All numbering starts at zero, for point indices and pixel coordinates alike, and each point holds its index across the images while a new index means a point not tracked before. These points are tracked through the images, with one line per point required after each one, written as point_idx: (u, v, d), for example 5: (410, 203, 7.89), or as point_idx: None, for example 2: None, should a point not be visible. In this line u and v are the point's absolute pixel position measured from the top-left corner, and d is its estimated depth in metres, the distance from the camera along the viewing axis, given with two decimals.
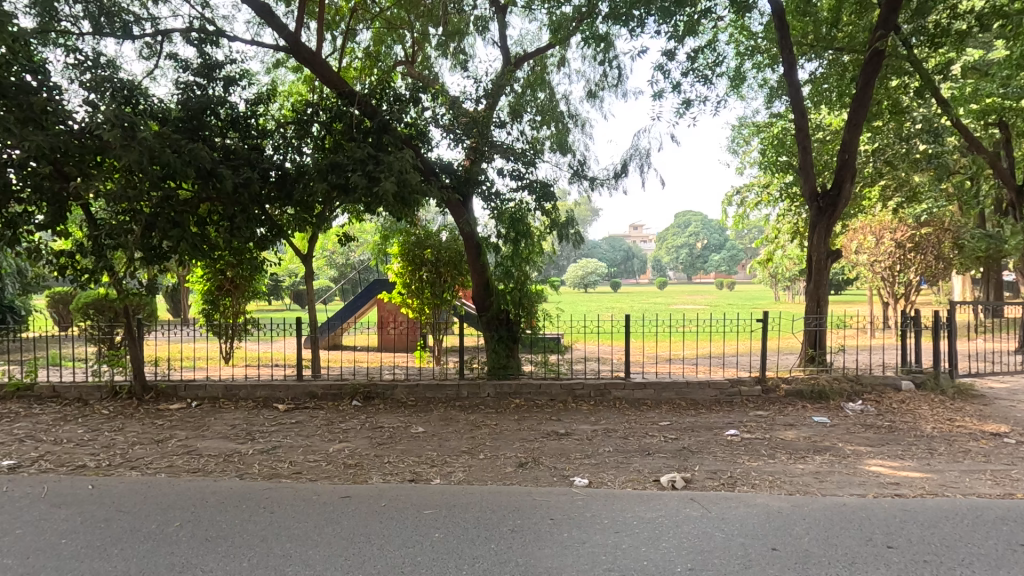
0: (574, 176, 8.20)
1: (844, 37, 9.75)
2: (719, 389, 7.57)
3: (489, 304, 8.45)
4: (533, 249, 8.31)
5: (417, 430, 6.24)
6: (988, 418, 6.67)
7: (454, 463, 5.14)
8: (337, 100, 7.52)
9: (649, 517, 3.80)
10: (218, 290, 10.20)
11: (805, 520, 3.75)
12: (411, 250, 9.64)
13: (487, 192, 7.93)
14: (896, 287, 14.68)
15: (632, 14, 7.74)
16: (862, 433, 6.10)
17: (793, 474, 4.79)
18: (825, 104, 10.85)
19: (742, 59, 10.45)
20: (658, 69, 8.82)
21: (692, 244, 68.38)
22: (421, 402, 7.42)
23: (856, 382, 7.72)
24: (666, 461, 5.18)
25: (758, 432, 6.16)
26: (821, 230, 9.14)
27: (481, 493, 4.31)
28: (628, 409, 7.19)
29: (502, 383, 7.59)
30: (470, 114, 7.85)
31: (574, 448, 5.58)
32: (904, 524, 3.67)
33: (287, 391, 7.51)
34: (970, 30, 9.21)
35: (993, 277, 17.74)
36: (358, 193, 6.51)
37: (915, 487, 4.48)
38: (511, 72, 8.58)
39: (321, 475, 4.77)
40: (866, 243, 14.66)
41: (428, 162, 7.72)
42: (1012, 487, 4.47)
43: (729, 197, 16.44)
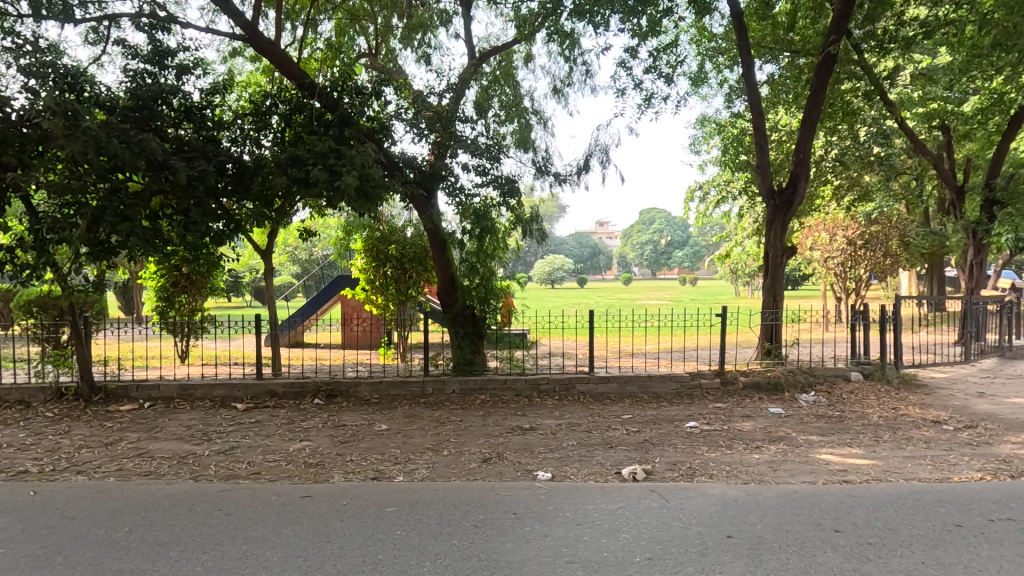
0: (538, 172, 8.23)
1: (800, 40, 10.06)
2: (680, 382, 7.75)
3: (454, 300, 8.39)
4: (497, 245, 8.32)
5: (381, 427, 6.17)
6: (928, 406, 7.05)
7: (418, 460, 5.11)
8: (296, 92, 7.37)
9: (610, 508, 3.87)
10: (173, 287, 9.85)
11: (759, 508, 3.88)
12: (375, 246, 9.51)
13: (451, 187, 7.89)
14: (847, 282, 15.25)
15: (596, 12, 7.77)
16: (814, 423, 6.35)
17: (749, 463, 4.95)
18: (782, 104, 11.17)
19: (704, 59, 10.69)
20: (621, 67, 8.95)
21: (656, 241, 69.67)
22: (385, 399, 7.34)
23: (809, 374, 8.03)
24: (628, 453, 5.28)
25: (717, 423, 6.33)
26: (777, 228, 9.44)
27: (444, 490, 4.30)
28: (591, 403, 7.28)
29: (467, 380, 7.58)
30: (434, 108, 7.79)
31: (538, 443, 5.62)
32: (852, 509, 3.84)
33: (247, 389, 7.32)
34: (915, 39, 9.64)
35: (937, 272, 18.63)
36: (319, 187, 6.37)
37: (862, 473, 4.69)
38: (476, 67, 8.55)
39: (281, 475, 4.67)
40: (820, 240, 15.23)
41: (391, 156, 7.63)
42: (950, 471, 4.73)
43: (690, 193, 16.79)
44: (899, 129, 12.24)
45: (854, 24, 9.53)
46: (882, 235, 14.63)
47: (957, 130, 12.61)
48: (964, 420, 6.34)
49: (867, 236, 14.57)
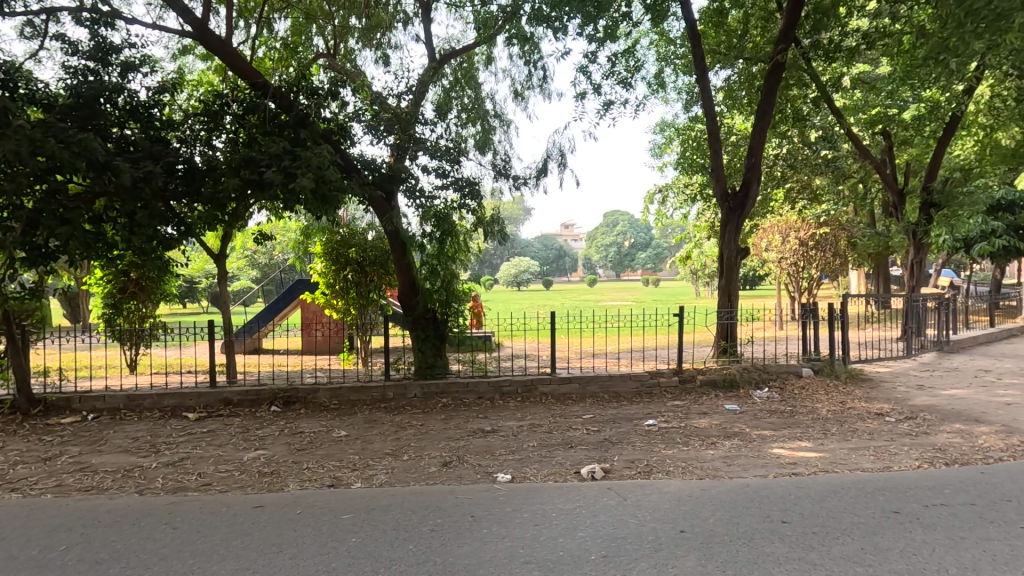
0: (498, 174, 8.25)
1: (753, 48, 10.41)
2: (639, 381, 7.89)
3: (415, 303, 8.27)
4: (458, 247, 8.29)
5: (339, 433, 6.07)
6: (872, 399, 7.38)
7: (376, 465, 5.04)
8: (249, 92, 7.18)
9: (568, 507, 3.92)
10: (121, 293, 9.43)
11: (712, 503, 3.98)
12: (335, 250, 9.36)
13: (411, 189, 7.83)
14: (800, 282, 15.62)
15: (556, 16, 7.85)
16: (767, 418, 6.57)
17: (705, 459, 5.08)
18: (736, 110, 11.48)
19: (662, 64, 10.96)
20: (580, 71, 9.08)
21: (619, 242, 70.80)
22: (344, 405, 7.21)
23: (763, 371, 8.30)
24: (587, 452, 5.34)
25: (674, 421, 6.47)
26: (731, 230, 9.71)
27: (402, 494, 4.26)
28: (554, 403, 7.34)
29: (429, 383, 7.53)
30: (393, 110, 7.72)
31: (499, 444, 5.63)
32: (799, 500, 3.98)
33: (199, 398, 7.08)
34: (857, 49, 10.11)
35: (882, 271, 19.55)
36: (273, 189, 6.22)
37: (810, 466, 4.87)
38: (436, 69, 8.53)
39: (233, 486, 4.53)
40: (774, 241, 15.70)
41: (349, 158, 7.53)
42: (891, 460, 4.96)
43: (650, 196, 17.15)
44: (845, 135, 12.78)
45: (802, 33, 9.97)
46: (831, 236, 15.23)
47: (897, 136, 13.26)
48: (904, 412, 6.68)
49: (817, 237, 15.13)
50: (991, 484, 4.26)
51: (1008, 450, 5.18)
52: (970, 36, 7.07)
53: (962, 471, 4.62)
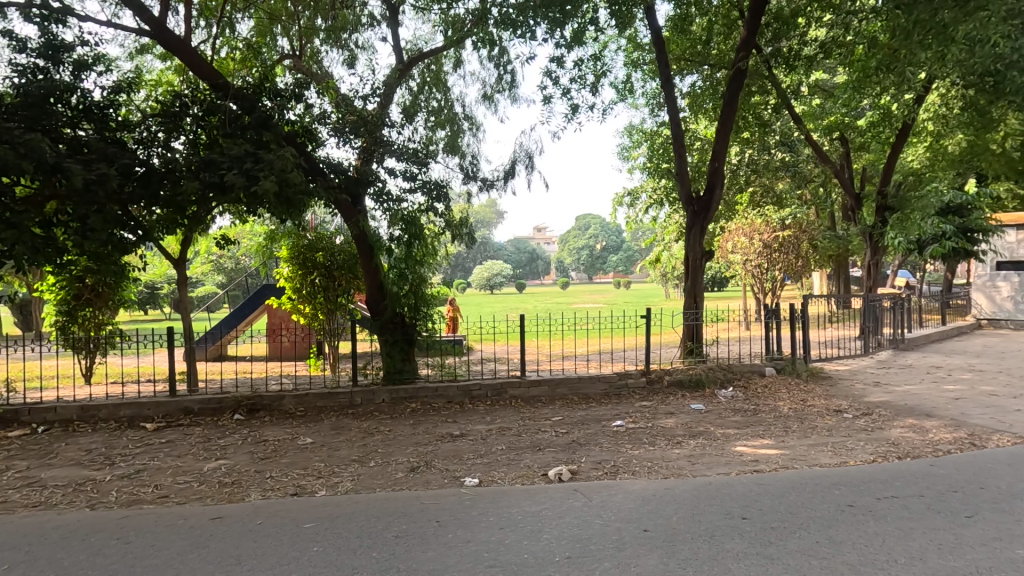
0: (466, 177, 8.25)
1: (717, 55, 10.68)
2: (608, 382, 7.97)
3: (383, 307, 8.15)
4: (426, 251, 8.23)
5: (305, 441, 5.96)
6: (831, 396, 7.61)
7: (342, 472, 4.96)
8: (209, 93, 7.01)
9: (534, 510, 3.93)
10: (75, 300, 9.07)
11: (675, 501, 4.04)
12: (302, 254, 9.19)
13: (379, 192, 7.77)
14: (765, 283, 16.03)
15: (523, 21, 7.89)
16: (732, 417, 6.72)
17: (670, 458, 5.17)
18: (702, 116, 11.71)
19: (630, 69, 11.13)
20: (548, 75, 9.15)
21: (591, 246, 71.55)
22: (310, 412, 7.08)
23: (727, 370, 8.49)
24: (555, 455, 5.36)
25: (642, 421, 6.55)
26: (696, 234, 9.90)
27: (368, 501, 4.21)
28: (524, 406, 7.35)
29: (398, 388, 7.46)
30: (359, 112, 7.65)
31: (467, 449, 5.60)
32: (760, 496, 4.08)
33: (158, 408, 6.85)
34: (815, 57, 10.48)
35: (842, 273, 20.23)
36: (235, 192, 6.08)
37: (771, 462, 5.00)
38: (404, 72, 8.47)
39: (191, 498, 4.40)
40: (740, 244, 15.81)
41: (314, 161, 7.43)
42: (847, 456, 5.13)
43: (619, 199, 17.36)
44: (806, 141, 13.19)
45: (762, 41, 10.34)
46: (794, 239, 15.64)
47: (854, 141, 13.76)
48: (861, 408, 6.91)
49: (780, 239, 15.51)
50: (939, 476, 4.44)
51: (956, 443, 5.40)
52: (917, 47, 7.40)
53: (913, 464, 4.80)
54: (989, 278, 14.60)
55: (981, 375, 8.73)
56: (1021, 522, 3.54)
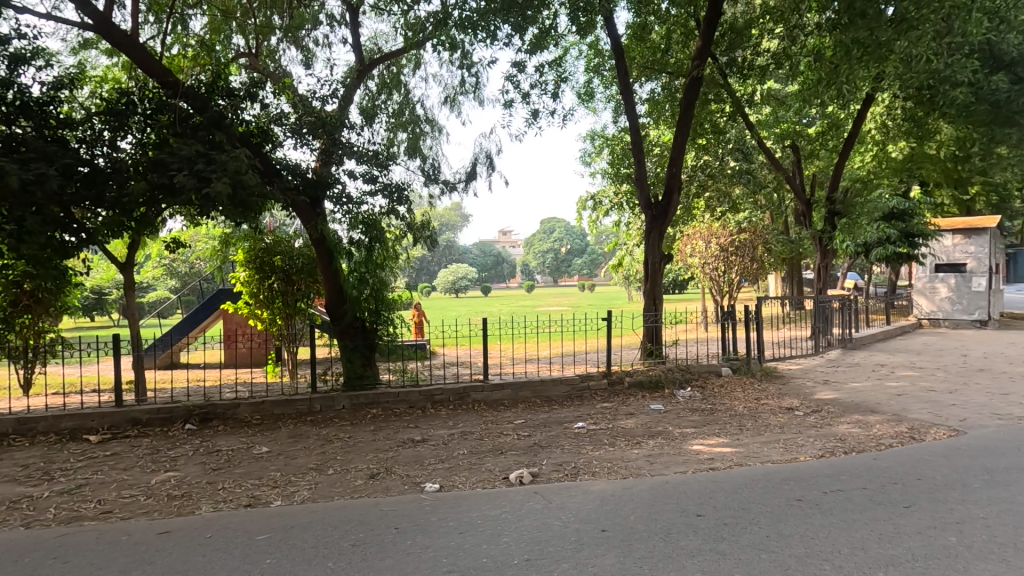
0: (428, 180, 8.20)
1: (676, 64, 10.97)
2: (570, 384, 8.05)
3: (343, 311, 7.96)
4: (387, 254, 8.13)
5: (260, 450, 5.80)
6: (784, 395, 7.88)
7: (299, 481, 4.85)
8: (158, 91, 6.75)
9: (494, 514, 3.92)
10: (12, 306, 8.57)
11: (633, 501, 4.11)
12: (259, 258, 8.94)
13: (338, 195, 7.64)
14: (722, 286, 16.49)
15: (483, 25, 7.91)
16: (689, 416, 6.88)
17: (629, 459, 5.25)
18: (661, 123, 11.97)
19: (591, 75, 11.30)
20: (510, 80, 9.21)
21: (556, 249, 72.26)
22: (267, 420, 6.88)
23: (686, 371, 8.68)
24: (517, 458, 5.37)
25: (603, 423, 6.63)
26: (655, 238, 10.11)
27: (325, 510, 4.12)
28: (486, 410, 7.34)
29: (358, 394, 7.33)
30: (317, 113, 7.51)
31: (428, 454, 5.56)
32: (714, 494, 4.19)
33: (103, 419, 6.53)
34: (767, 68, 10.88)
35: (795, 275, 21.01)
36: (185, 194, 5.88)
37: (726, 460, 5.15)
38: (363, 73, 8.37)
39: (137, 512, 4.21)
40: (697, 247, 16.33)
41: (270, 162, 7.25)
42: (797, 452, 5.33)
43: (582, 202, 17.54)
44: (760, 147, 13.64)
45: (718, 51, 10.68)
46: (750, 243, 16.14)
47: (804, 149, 14.33)
48: (811, 406, 7.18)
49: (736, 243, 15.97)
50: (881, 469, 4.66)
51: (898, 437, 5.67)
52: (856, 62, 7.82)
53: (858, 458, 5.02)
54: (928, 280, 15.47)
55: (922, 372, 9.20)
56: (953, 510, 3.75)
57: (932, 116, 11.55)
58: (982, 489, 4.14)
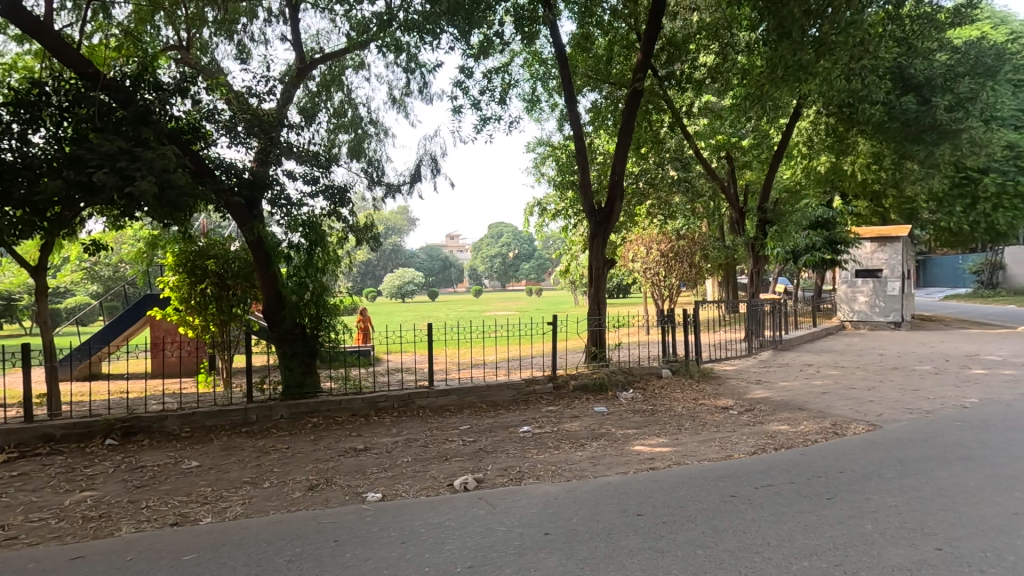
0: (371, 182, 8.05)
1: (618, 74, 11.27)
2: (516, 389, 8.07)
3: (281, 317, 7.63)
4: (329, 257, 7.88)
5: (190, 464, 5.48)
6: (719, 395, 8.23)
7: (231, 496, 4.61)
8: (76, 82, 6.29)
9: (438, 521, 3.88)
10: None
11: (576, 503, 4.16)
12: (190, 261, 8.46)
13: (276, 196, 7.37)
14: (663, 289, 17.05)
15: (429, 28, 7.85)
16: (631, 417, 7.06)
17: (572, 461, 5.32)
18: (604, 132, 12.27)
19: (536, 83, 11.44)
20: (456, 84, 9.22)
21: (504, 254, 72.70)
22: (198, 432, 6.52)
23: (628, 373, 8.89)
24: (462, 464, 5.34)
25: (548, 426, 6.69)
26: (599, 243, 10.33)
27: (259, 526, 3.94)
28: (431, 417, 7.25)
29: (298, 403, 7.06)
30: (254, 111, 7.22)
31: (371, 463, 5.43)
32: (654, 493, 4.30)
33: (10, 436, 5.99)
34: (703, 82, 11.36)
35: (730, 279, 21.99)
36: (106, 193, 5.51)
37: (665, 459, 5.30)
38: (303, 72, 8.12)
39: (47, 537, 3.88)
40: (639, 253, 16.86)
41: (203, 161, 6.91)
42: (731, 449, 5.56)
43: (529, 208, 17.67)
44: (697, 157, 14.21)
45: (658, 64, 11.05)
46: (688, 249, 16.78)
47: (738, 160, 15.06)
48: (745, 405, 7.53)
49: (676, 248, 16.57)
50: (806, 464, 4.93)
51: (822, 433, 6.02)
52: (780, 82, 8.35)
53: (787, 454, 5.30)
54: (849, 285, 16.57)
55: (843, 371, 9.84)
56: (870, 500, 4.02)
57: (852, 132, 12.42)
58: (895, 478, 4.46)
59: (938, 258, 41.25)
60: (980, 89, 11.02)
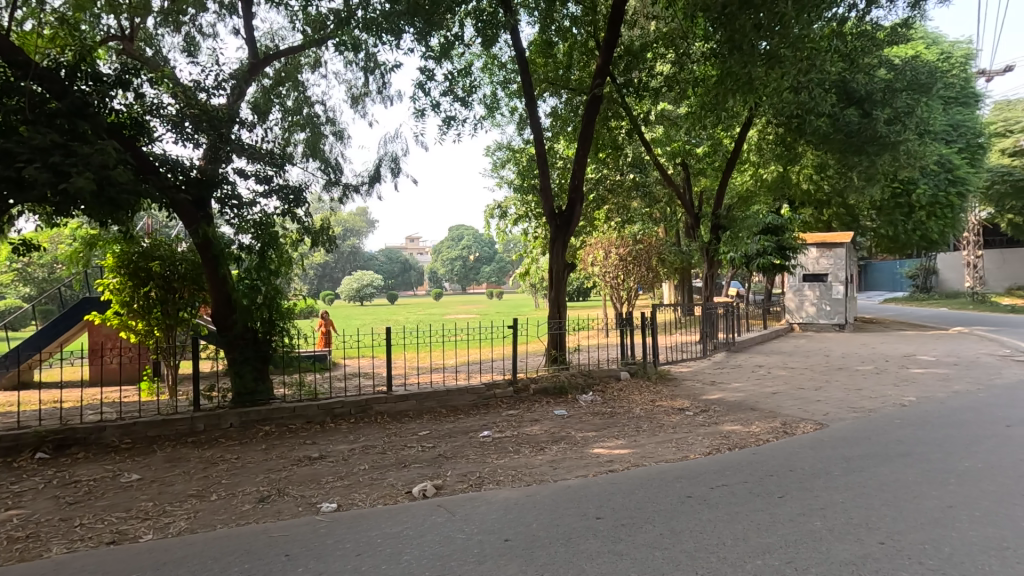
0: (327, 182, 7.84)
1: (577, 80, 11.38)
2: (476, 393, 8.00)
3: (232, 321, 7.30)
4: (283, 259, 7.61)
5: (130, 478, 5.17)
6: (676, 397, 8.40)
7: (176, 510, 4.37)
8: (4, 71, 5.86)
9: (395, 531, 3.78)
10: None
11: (536, 508, 4.14)
12: (133, 263, 8.00)
13: (226, 196, 7.08)
14: (621, 293, 17.32)
15: (389, 27, 7.71)
16: (591, 420, 7.11)
17: (532, 465, 5.30)
18: (563, 138, 12.37)
19: (496, 87, 11.43)
20: (417, 85, 9.11)
21: (465, 257, 72.50)
22: (139, 443, 6.17)
23: (588, 375, 8.95)
24: (421, 470, 5.24)
25: (508, 430, 6.66)
26: (559, 247, 10.38)
27: (205, 541, 3.75)
28: (389, 423, 7.10)
29: (249, 411, 6.78)
30: (203, 106, 6.90)
31: (326, 471, 5.26)
32: (613, 496, 4.33)
33: None
34: (660, 90, 11.60)
35: (686, 283, 22.60)
36: (37, 189, 5.16)
37: (623, 462, 5.35)
38: (257, 68, 7.85)
39: None
40: (598, 256, 17.10)
41: (146, 158, 6.57)
42: (687, 450, 5.67)
43: (490, 210, 17.64)
44: (654, 165, 14.54)
45: (616, 71, 11.24)
46: (646, 253, 17.02)
47: (693, 167, 15.38)
48: (700, 406, 7.70)
49: (634, 252, 16.92)
50: (759, 463, 5.07)
51: (773, 433, 6.22)
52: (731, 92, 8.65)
53: (740, 454, 5.44)
54: (797, 289, 17.27)
55: (792, 371, 10.22)
56: (818, 497, 4.16)
57: (799, 142, 12.97)
58: (842, 475, 4.63)
59: (878, 263, 43.54)
60: (916, 104, 11.67)
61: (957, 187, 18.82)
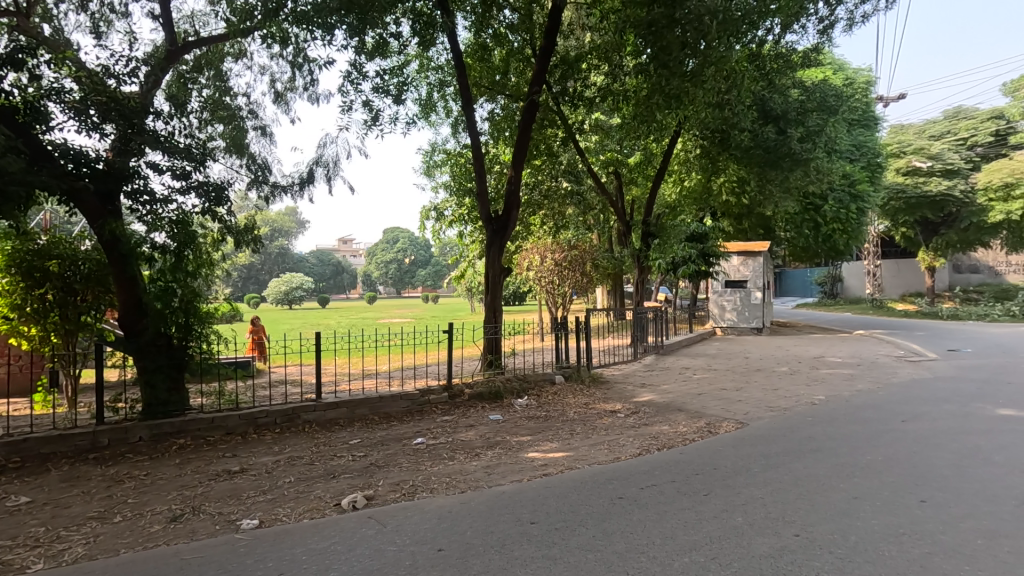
0: (253, 181, 7.43)
1: (513, 84, 11.43)
2: (410, 399, 7.83)
3: (142, 327, 6.75)
4: (201, 260, 7.14)
5: (18, 501, 4.65)
6: (607, 399, 8.61)
7: (72, 535, 3.97)
8: None
9: (321, 547, 3.60)
10: None
11: (470, 515, 4.09)
12: (26, 262, 7.19)
13: (136, 191, 6.50)
14: (556, 297, 17.22)
15: (321, 22, 7.42)
16: (526, 424, 7.12)
17: (467, 472, 5.24)
18: (500, 142, 12.39)
19: (432, 88, 11.31)
20: (349, 84, 8.85)
21: (400, 261, 71.28)
22: (30, 462, 5.57)
23: (523, 379, 8.99)
24: (351, 481, 5.05)
25: (442, 437, 6.56)
26: (494, 251, 10.37)
27: (105, 568, 3.41)
28: (318, 432, 6.81)
29: (160, 423, 6.28)
30: (111, 93, 6.33)
31: (248, 486, 4.96)
32: (547, 500, 4.35)
33: None
34: (593, 100, 11.89)
35: (619, 288, 23.18)
36: None
37: (557, 465, 5.41)
38: (174, 55, 7.34)
39: None
40: (534, 261, 16.98)
41: (43, 148, 5.95)
42: (619, 452, 5.81)
43: (425, 212, 17.39)
44: (587, 172, 14.89)
45: (553, 79, 11.49)
46: (579, 259, 16.90)
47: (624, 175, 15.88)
48: (631, 408, 7.92)
49: (569, 258, 16.78)
50: (685, 463, 5.26)
51: (699, 432, 6.49)
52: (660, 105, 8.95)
53: (669, 454, 5.63)
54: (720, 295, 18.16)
55: (716, 373, 10.73)
56: (740, 494, 4.37)
57: (723, 156, 13.71)
58: (760, 472, 4.89)
59: (791, 271, 46.77)
60: (825, 124, 12.64)
61: (858, 202, 20.59)
